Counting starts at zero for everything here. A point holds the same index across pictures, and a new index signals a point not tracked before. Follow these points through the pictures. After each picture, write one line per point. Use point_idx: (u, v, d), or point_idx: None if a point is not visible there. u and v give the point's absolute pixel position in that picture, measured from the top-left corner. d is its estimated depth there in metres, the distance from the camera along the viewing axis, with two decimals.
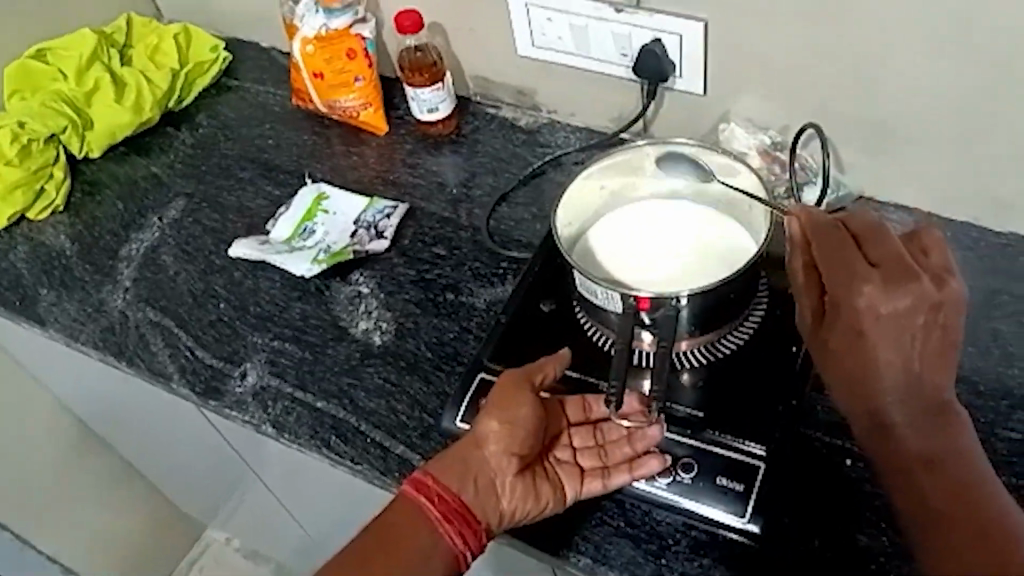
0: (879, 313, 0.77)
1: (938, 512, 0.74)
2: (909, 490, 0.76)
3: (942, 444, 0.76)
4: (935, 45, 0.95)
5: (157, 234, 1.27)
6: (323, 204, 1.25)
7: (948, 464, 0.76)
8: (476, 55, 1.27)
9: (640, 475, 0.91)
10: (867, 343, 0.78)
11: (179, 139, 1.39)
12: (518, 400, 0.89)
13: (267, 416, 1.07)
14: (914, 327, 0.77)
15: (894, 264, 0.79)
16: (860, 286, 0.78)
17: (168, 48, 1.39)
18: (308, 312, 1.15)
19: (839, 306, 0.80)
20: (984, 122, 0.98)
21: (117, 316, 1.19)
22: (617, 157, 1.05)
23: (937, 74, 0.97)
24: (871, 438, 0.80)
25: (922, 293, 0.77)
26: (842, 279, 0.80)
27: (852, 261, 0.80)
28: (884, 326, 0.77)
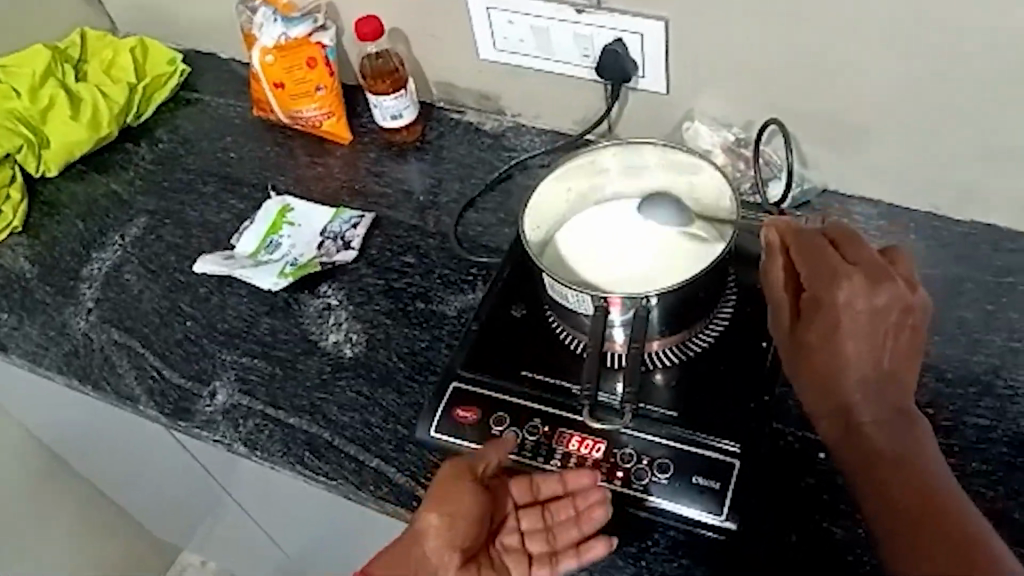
0: (857, 310, 0.78)
1: (908, 512, 0.73)
2: (879, 490, 0.76)
3: (910, 447, 0.77)
4: (898, 40, 0.96)
5: (119, 253, 1.25)
6: (288, 217, 1.23)
7: (917, 464, 0.76)
8: (438, 61, 1.26)
9: (585, 560, 0.88)
10: (843, 339, 0.78)
11: (138, 156, 1.37)
12: (457, 495, 0.85)
13: (238, 434, 1.05)
14: (888, 326, 0.79)
15: (872, 265, 0.80)
16: (841, 283, 0.79)
17: (124, 63, 1.37)
18: (276, 327, 1.14)
19: (818, 303, 0.80)
20: (945, 111, 0.99)
21: (81, 339, 1.16)
22: (580, 160, 1.04)
23: (898, 70, 0.98)
24: (842, 443, 0.79)
25: (899, 292, 0.78)
26: (823, 275, 0.80)
27: (831, 259, 0.81)
28: (862, 324, 0.78)
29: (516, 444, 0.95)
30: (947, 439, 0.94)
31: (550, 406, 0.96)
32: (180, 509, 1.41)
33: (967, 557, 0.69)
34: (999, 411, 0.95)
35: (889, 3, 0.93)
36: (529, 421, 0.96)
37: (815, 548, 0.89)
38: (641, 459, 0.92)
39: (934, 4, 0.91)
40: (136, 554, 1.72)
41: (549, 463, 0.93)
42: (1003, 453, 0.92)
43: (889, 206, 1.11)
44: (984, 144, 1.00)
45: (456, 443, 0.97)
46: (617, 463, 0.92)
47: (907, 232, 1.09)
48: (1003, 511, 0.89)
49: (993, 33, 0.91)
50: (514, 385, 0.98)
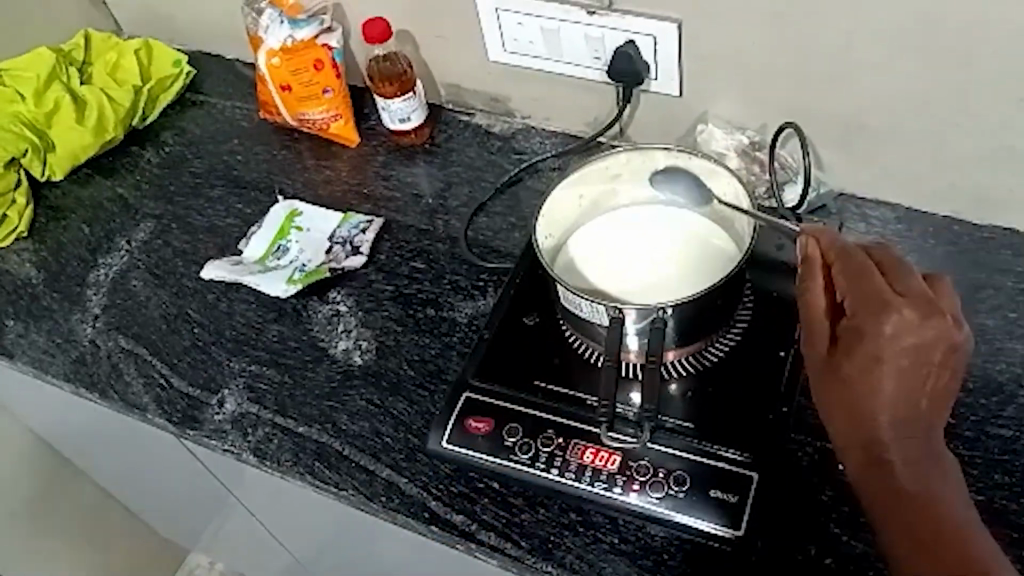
0: (903, 343, 0.76)
1: (924, 547, 0.72)
2: (899, 523, 0.74)
3: (934, 483, 0.76)
4: (897, 43, 0.94)
5: (125, 258, 1.24)
6: (296, 221, 1.22)
7: (939, 501, 0.75)
8: (447, 62, 1.24)
9: None
10: (882, 371, 0.77)
11: (144, 159, 1.36)
12: None
13: (247, 443, 1.04)
14: (931, 362, 0.77)
15: (923, 300, 0.78)
16: (890, 315, 0.77)
17: (128, 65, 1.36)
18: (284, 334, 1.12)
19: (862, 331, 0.78)
20: (962, 115, 0.97)
21: (87, 346, 1.15)
22: (594, 167, 1.01)
23: (901, 71, 0.96)
24: (864, 472, 0.78)
25: (948, 329, 0.76)
26: (870, 305, 0.78)
27: (881, 289, 0.79)
28: (903, 358, 0.77)
29: (529, 455, 0.94)
30: (969, 451, 0.92)
31: (564, 416, 0.95)
32: (189, 512, 1.40)
33: None
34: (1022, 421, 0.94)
35: (888, 6, 0.92)
36: (544, 431, 0.94)
37: (835, 563, 0.88)
38: (657, 471, 0.91)
39: (933, 6, 0.90)
40: (148, 550, 1.72)
41: (564, 475, 0.92)
42: None
43: (907, 210, 1.09)
44: (1001, 148, 0.98)
45: (469, 454, 0.96)
46: (633, 475, 0.91)
47: (925, 237, 1.07)
48: None
49: (1014, 35, 0.89)
50: (527, 396, 0.97)
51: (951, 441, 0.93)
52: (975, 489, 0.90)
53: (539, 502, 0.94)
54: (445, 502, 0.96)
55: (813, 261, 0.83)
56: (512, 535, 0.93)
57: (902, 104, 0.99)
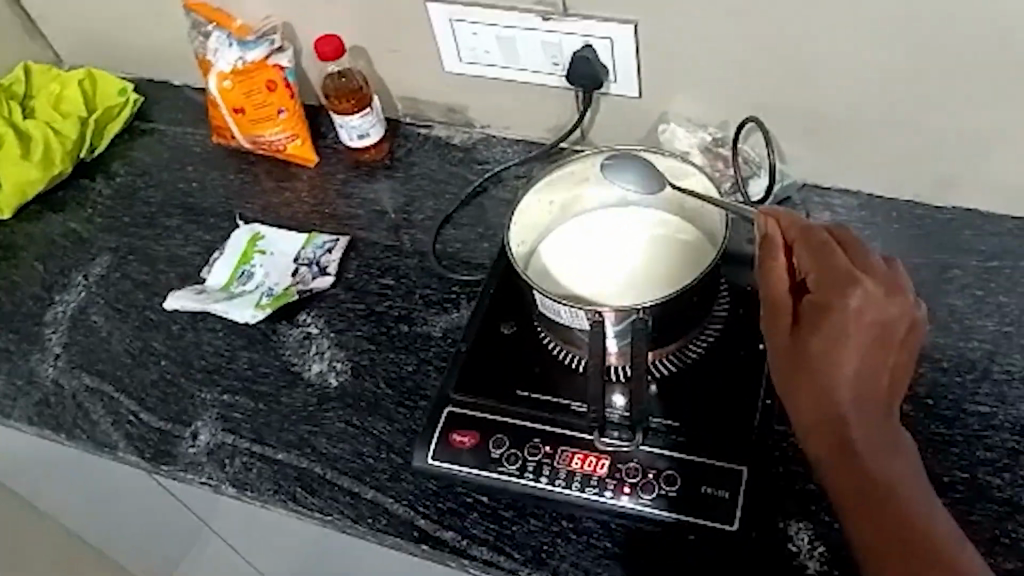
0: (866, 319, 0.79)
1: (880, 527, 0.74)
2: (859, 503, 0.76)
3: (892, 463, 0.77)
4: (854, 34, 0.96)
5: (83, 293, 1.20)
6: (259, 245, 1.20)
7: (902, 482, 0.76)
8: (403, 76, 1.23)
9: None
10: (848, 347, 0.79)
11: (95, 191, 1.32)
12: None
13: (225, 475, 1.02)
14: (892, 339, 0.79)
15: (882, 275, 0.81)
16: (854, 290, 0.79)
17: (73, 96, 1.32)
18: (255, 360, 1.10)
19: (828, 306, 0.79)
20: (920, 101, 0.99)
21: (50, 387, 1.12)
22: (562, 171, 1.01)
23: (856, 60, 0.98)
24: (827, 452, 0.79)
25: (908, 305, 0.79)
26: (835, 282, 0.80)
27: (845, 264, 0.80)
28: (867, 334, 0.79)
29: (517, 466, 0.93)
30: (949, 430, 0.94)
31: (550, 423, 0.94)
32: (164, 551, 1.36)
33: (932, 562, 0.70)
34: (998, 397, 0.96)
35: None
36: (530, 441, 0.94)
37: (828, 551, 0.88)
38: (647, 472, 0.90)
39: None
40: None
41: (553, 483, 0.92)
42: (1005, 440, 0.93)
43: (870, 196, 1.11)
44: (958, 130, 1.00)
45: (455, 469, 0.95)
46: (623, 478, 0.91)
47: (889, 222, 1.09)
48: (1012, 497, 0.90)
49: (1008, 28, 0.91)
50: (510, 406, 0.96)
51: (931, 421, 0.95)
52: (958, 467, 0.92)
53: (529, 512, 0.93)
54: (433, 520, 0.95)
55: (775, 239, 0.83)
56: (505, 548, 0.92)
57: (903, 102, 1.00)
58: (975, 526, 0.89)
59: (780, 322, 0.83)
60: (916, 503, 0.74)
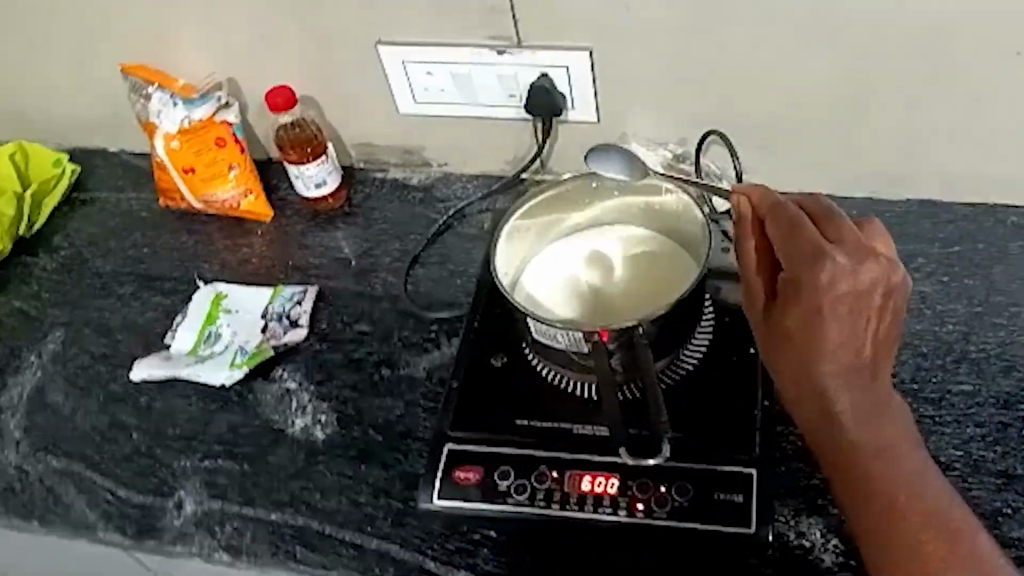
0: (839, 292, 0.79)
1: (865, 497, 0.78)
2: (847, 474, 0.79)
3: (881, 434, 0.80)
4: (803, 43, 1.00)
5: (39, 373, 1.14)
6: (224, 304, 1.16)
7: (893, 453, 0.79)
8: (356, 122, 1.22)
9: None
10: (824, 323, 0.80)
11: (39, 266, 1.26)
12: None
13: (217, 542, 0.97)
14: (870, 306, 0.80)
15: (853, 243, 0.81)
16: (824, 265, 0.79)
17: (6, 171, 1.27)
18: (235, 423, 1.06)
19: (801, 285, 0.80)
20: (896, 102, 1.03)
21: (14, 474, 1.05)
22: (541, 198, 1.01)
23: (806, 66, 1.02)
24: (816, 427, 0.82)
25: (882, 271, 0.80)
26: (803, 257, 0.80)
27: (813, 238, 0.81)
28: (843, 307, 0.80)
29: (527, 495, 0.91)
30: (937, 411, 0.97)
31: (555, 450, 0.93)
32: None
33: (920, 538, 0.74)
34: (977, 375, 0.99)
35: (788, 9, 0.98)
36: (537, 469, 0.92)
37: (841, 543, 0.89)
38: (658, 486, 0.90)
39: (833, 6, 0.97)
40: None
41: (567, 508, 0.90)
42: (991, 415, 0.96)
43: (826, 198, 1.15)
44: (906, 126, 1.05)
45: (462, 506, 0.93)
46: (635, 494, 0.90)
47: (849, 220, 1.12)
48: (1007, 469, 0.92)
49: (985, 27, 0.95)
50: (514, 437, 0.94)
51: (918, 405, 0.97)
52: (952, 446, 0.94)
53: (542, 542, 0.91)
54: (444, 561, 0.92)
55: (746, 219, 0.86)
56: None
57: (882, 103, 1.03)
58: (976, 500, 0.91)
59: (760, 298, 0.85)
60: (901, 472, 0.78)
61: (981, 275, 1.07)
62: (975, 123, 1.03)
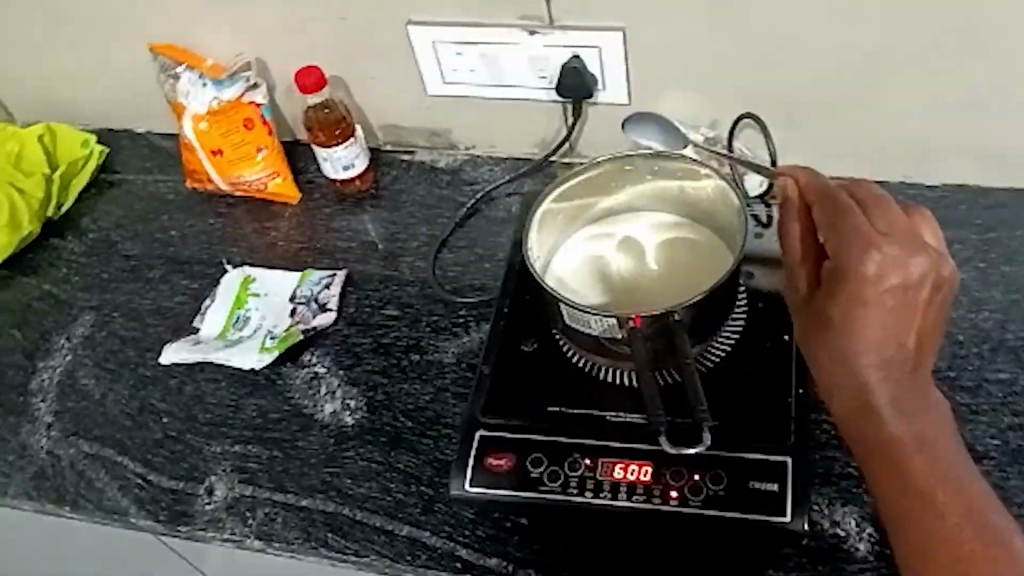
0: (885, 282, 0.77)
1: (898, 488, 0.77)
2: (880, 465, 0.78)
3: (919, 428, 0.78)
4: (840, 24, 0.98)
5: (69, 357, 1.14)
6: (252, 288, 1.15)
7: (931, 448, 0.77)
8: (384, 103, 1.21)
9: None
10: (866, 314, 0.78)
11: (67, 250, 1.26)
12: None
13: (248, 528, 0.97)
14: (916, 299, 0.78)
15: (903, 234, 0.79)
16: (871, 254, 0.77)
17: (34, 153, 1.27)
18: (264, 407, 1.06)
19: (844, 272, 0.78)
20: (933, 84, 1.01)
21: (45, 458, 1.06)
22: (574, 181, 0.99)
23: (844, 45, 1.00)
24: (851, 418, 0.80)
25: (931, 265, 0.78)
26: (848, 245, 0.78)
27: (860, 227, 0.79)
28: (887, 299, 0.78)
29: (559, 483, 0.91)
30: (974, 400, 0.95)
31: (586, 437, 0.92)
32: None
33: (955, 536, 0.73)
34: (1016, 363, 0.97)
35: None
36: (569, 456, 0.92)
37: (876, 532, 0.88)
38: (692, 474, 0.89)
39: None
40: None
41: (599, 496, 0.90)
42: None
43: None
44: (947, 107, 1.02)
45: (494, 493, 0.92)
46: (668, 483, 0.89)
47: None
48: None
49: None
50: (545, 423, 0.94)
51: (955, 394, 0.96)
52: (989, 435, 0.93)
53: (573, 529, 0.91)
54: (475, 548, 0.92)
55: (793, 201, 0.85)
56: (553, 568, 0.90)
57: (918, 86, 1.01)
58: (1013, 491, 0.90)
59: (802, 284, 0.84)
60: (939, 468, 0.76)
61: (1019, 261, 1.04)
62: (1017, 104, 1.00)
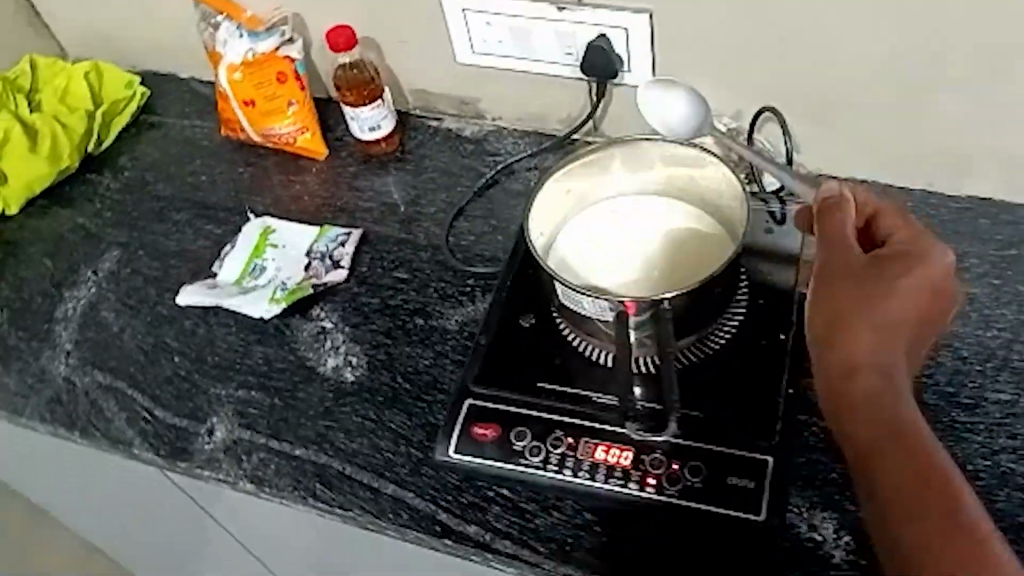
0: (936, 281, 0.78)
1: (915, 476, 0.67)
2: (887, 439, 0.69)
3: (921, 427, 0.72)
4: (869, 21, 0.97)
5: (93, 289, 1.19)
6: (271, 239, 1.19)
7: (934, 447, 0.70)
8: (414, 67, 1.22)
9: None
10: (908, 299, 0.77)
11: (102, 185, 1.30)
12: None
13: (242, 471, 1.01)
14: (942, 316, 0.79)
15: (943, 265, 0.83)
16: (933, 254, 0.79)
17: (78, 90, 1.31)
18: (270, 356, 1.09)
19: (904, 258, 0.79)
20: (962, 89, 0.99)
21: (62, 384, 1.10)
22: (580, 161, 1.00)
23: (872, 42, 0.98)
24: (865, 389, 0.73)
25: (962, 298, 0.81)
26: (913, 242, 0.80)
27: (924, 235, 0.82)
28: (927, 297, 0.78)
29: (540, 458, 0.93)
30: (971, 418, 0.93)
31: (571, 416, 0.94)
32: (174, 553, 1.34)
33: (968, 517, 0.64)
34: (1020, 386, 0.94)
35: None
36: (552, 433, 0.93)
37: (854, 541, 0.87)
38: (671, 464, 0.90)
39: None
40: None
41: (577, 475, 0.91)
42: None
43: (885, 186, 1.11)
44: (961, 115, 1.01)
45: (478, 462, 0.95)
46: (647, 469, 0.90)
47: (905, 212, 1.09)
48: None
49: None
50: (533, 398, 0.95)
51: (952, 410, 0.94)
52: (980, 455, 0.91)
53: (552, 505, 0.93)
54: (455, 514, 0.94)
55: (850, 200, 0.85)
56: (528, 541, 0.92)
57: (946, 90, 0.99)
58: (1000, 515, 0.88)
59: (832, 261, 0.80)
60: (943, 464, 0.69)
61: None
62: None
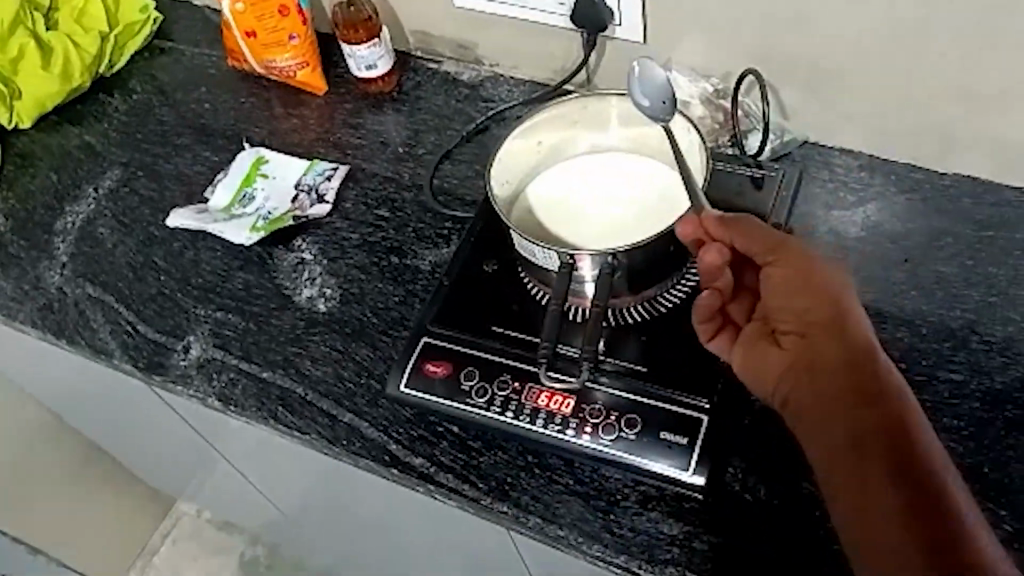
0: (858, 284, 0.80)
1: (896, 469, 0.68)
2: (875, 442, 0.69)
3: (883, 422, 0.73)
4: None
5: (92, 206, 1.24)
6: (262, 169, 1.22)
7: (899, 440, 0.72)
8: (415, 8, 1.23)
9: None
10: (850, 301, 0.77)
11: (112, 106, 1.35)
12: None
13: (212, 388, 1.06)
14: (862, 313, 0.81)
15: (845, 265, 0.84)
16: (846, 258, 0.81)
17: (94, 11, 1.33)
18: (250, 282, 1.13)
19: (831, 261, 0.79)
20: (950, 66, 0.97)
21: (55, 293, 1.16)
22: (546, 113, 1.02)
23: (861, 12, 0.96)
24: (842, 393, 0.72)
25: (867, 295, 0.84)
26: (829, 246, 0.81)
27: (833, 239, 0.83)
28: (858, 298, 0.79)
29: (485, 399, 0.95)
30: (919, 395, 0.94)
31: (517, 360, 0.96)
32: (165, 461, 1.41)
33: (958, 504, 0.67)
34: (973, 365, 0.95)
35: None
36: (498, 374, 0.96)
37: (784, 504, 0.89)
38: (610, 414, 0.92)
39: None
40: (144, 489, 1.76)
41: (519, 418, 0.94)
42: (974, 409, 0.92)
43: (871, 158, 1.10)
44: (948, 92, 0.99)
45: (427, 397, 0.97)
46: (586, 418, 0.92)
47: (886, 184, 1.08)
48: (972, 465, 0.89)
49: None
50: (485, 340, 0.98)
51: None
52: None
53: (497, 445, 0.96)
54: (405, 446, 0.98)
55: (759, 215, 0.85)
56: (470, 477, 0.95)
57: (933, 66, 0.97)
58: None
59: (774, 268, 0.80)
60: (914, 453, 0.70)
61: (1010, 265, 1.01)
62: None
